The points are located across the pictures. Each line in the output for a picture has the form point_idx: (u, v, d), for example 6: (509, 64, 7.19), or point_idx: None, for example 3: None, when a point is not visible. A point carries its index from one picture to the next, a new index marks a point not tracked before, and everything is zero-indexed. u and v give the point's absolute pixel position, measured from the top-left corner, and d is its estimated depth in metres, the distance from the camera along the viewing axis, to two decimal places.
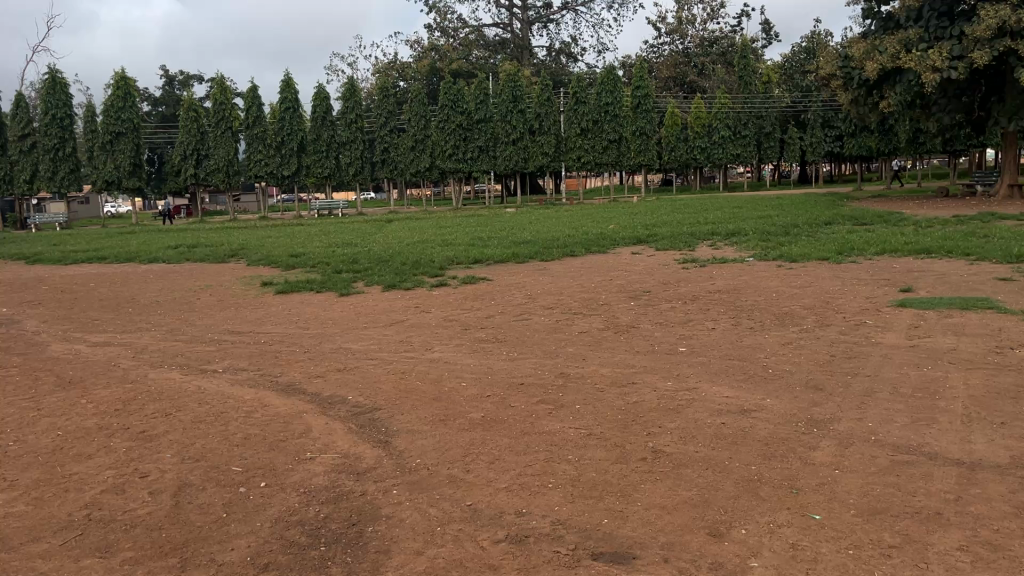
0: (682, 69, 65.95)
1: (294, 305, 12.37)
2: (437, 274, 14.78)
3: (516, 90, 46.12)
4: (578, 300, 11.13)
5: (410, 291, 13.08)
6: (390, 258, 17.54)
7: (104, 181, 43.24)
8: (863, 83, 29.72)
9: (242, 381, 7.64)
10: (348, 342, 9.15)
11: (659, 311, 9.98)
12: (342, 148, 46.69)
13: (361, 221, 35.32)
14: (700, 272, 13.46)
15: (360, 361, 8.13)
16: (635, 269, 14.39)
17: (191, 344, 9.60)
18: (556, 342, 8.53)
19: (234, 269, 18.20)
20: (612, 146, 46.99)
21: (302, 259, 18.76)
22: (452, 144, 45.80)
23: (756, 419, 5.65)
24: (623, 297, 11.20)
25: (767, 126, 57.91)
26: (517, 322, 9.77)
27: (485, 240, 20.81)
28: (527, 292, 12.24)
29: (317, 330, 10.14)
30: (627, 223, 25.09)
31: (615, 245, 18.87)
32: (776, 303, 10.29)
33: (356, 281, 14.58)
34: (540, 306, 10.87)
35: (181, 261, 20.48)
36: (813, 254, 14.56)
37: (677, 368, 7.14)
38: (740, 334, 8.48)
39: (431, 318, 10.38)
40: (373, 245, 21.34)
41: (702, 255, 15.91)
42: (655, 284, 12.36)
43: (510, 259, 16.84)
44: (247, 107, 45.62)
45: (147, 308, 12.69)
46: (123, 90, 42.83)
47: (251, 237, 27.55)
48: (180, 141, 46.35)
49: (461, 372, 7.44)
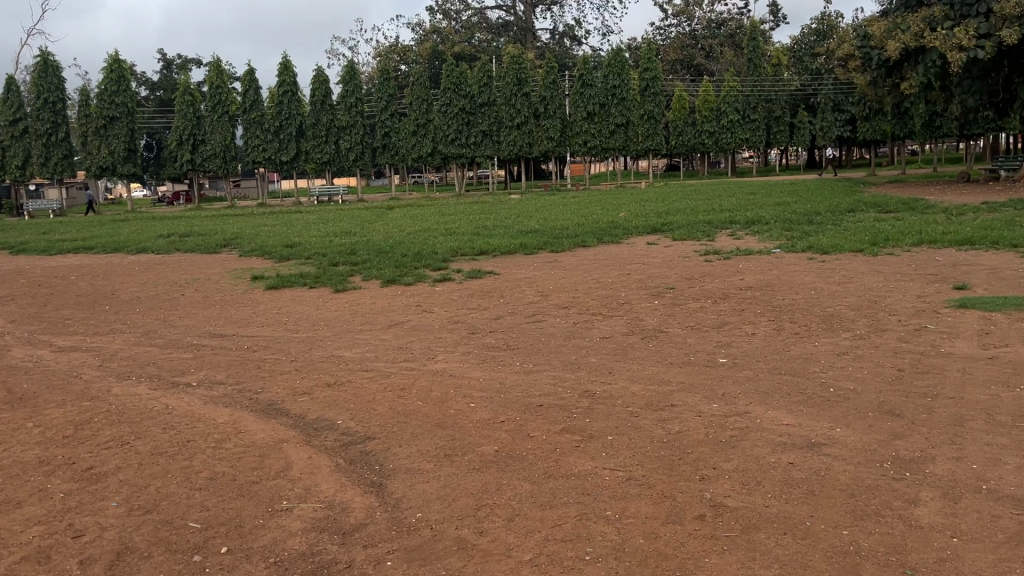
0: (689, 51, 64.67)
1: (285, 302, 11.37)
2: (440, 267, 13.76)
3: (521, 72, 44.99)
4: (597, 299, 10.10)
5: (410, 286, 12.07)
6: (390, 249, 16.53)
7: (98, 167, 42.19)
8: (881, 64, 28.48)
9: (217, 399, 6.61)
10: (342, 349, 8.15)
11: (688, 312, 8.96)
12: (342, 133, 45.19)
13: (362, 208, 34.44)
14: (725, 266, 12.43)
15: (354, 373, 7.12)
16: (653, 262, 13.38)
17: (167, 350, 8.58)
18: (575, 350, 7.50)
19: (224, 260, 17.20)
20: (619, 130, 45.56)
21: (296, 250, 17.74)
22: (454, 129, 44.60)
23: (830, 458, 4.63)
24: (645, 295, 10.18)
25: (777, 110, 57.07)
26: (530, 324, 8.77)
27: (490, 228, 19.84)
28: (538, 288, 11.24)
29: (307, 333, 9.11)
30: (638, 210, 24.10)
31: (627, 234, 17.85)
32: (816, 302, 9.27)
33: (354, 274, 13.60)
34: (556, 305, 9.86)
35: (171, 251, 19.53)
36: (845, 245, 13.54)
37: (721, 385, 6.16)
38: (786, 341, 7.46)
39: (436, 318, 9.39)
40: (372, 234, 20.35)
41: (725, 245, 14.88)
42: (678, 279, 11.33)
43: (518, 250, 15.81)
44: (243, 92, 44.38)
45: (126, 306, 11.67)
46: (116, 74, 41.71)
47: (246, 225, 26.68)
48: (176, 126, 45.16)
49: (470, 387, 6.43)
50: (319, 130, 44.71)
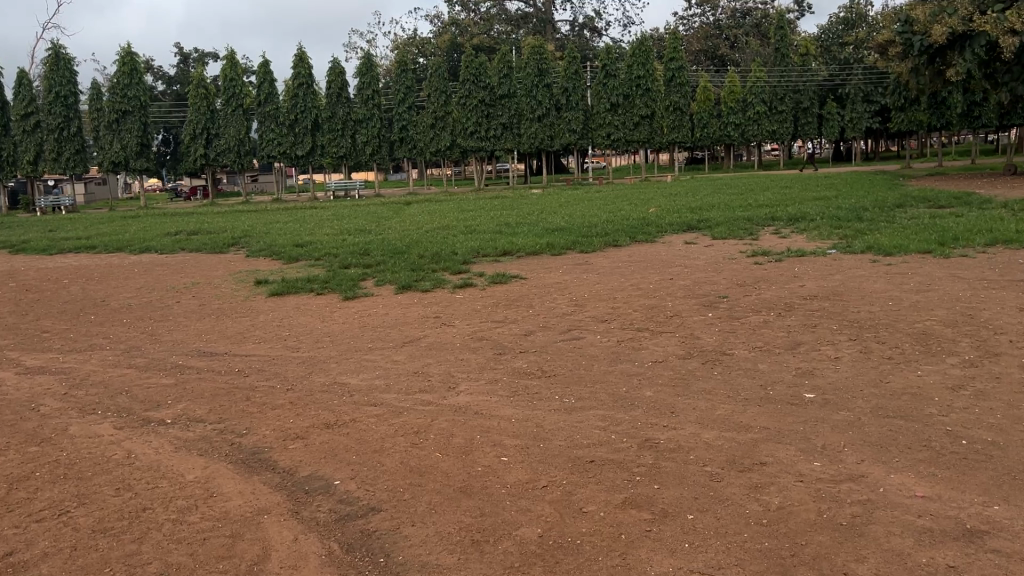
0: (713, 42, 62.97)
1: (288, 311, 10.18)
2: (461, 270, 12.54)
3: (542, 62, 43.53)
4: (642, 311, 8.83)
5: (428, 292, 10.88)
6: (406, 249, 15.34)
7: (111, 162, 41.28)
8: (923, 51, 27.17)
9: (191, 443, 5.42)
10: (347, 374, 6.94)
11: (751, 329, 7.68)
12: (359, 126, 43.94)
13: (379, 203, 33.51)
14: (779, 271, 11.12)
15: (358, 410, 5.87)
16: (696, 265, 12.10)
17: (144, 374, 7.39)
18: (625, 379, 6.23)
19: (229, 261, 16.07)
20: (644, 122, 44.25)
21: (307, 250, 16.63)
22: (474, 121, 43.38)
23: (1001, 559, 3.38)
24: (697, 307, 8.90)
25: (805, 101, 55.24)
26: (567, 343, 7.53)
27: (513, 226, 18.62)
28: (572, 296, 9.98)
29: (309, 352, 7.90)
30: (668, 206, 22.81)
31: (662, 232, 16.59)
32: (900, 316, 7.95)
33: (366, 278, 12.40)
34: (594, 317, 8.61)
35: (175, 251, 18.44)
36: (910, 246, 12.18)
37: (816, 433, 4.90)
38: (882, 369, 6.15)
39: (459, 334, 8.18)
40: (387, 232, 19.19)
41: (773, 246, 13.57)
42: (729, 286, 10.05)
43: (545, 250, 14.57)
44: (258, 84, 43.51)
45: (114, 315, 10.50)
46: (128, 67, 40.76)
47: (258, 222, 25.60)
48: (189, 120, 44.13)
49: (501, 432, 5.19)
50: (334, 124, 43.61)
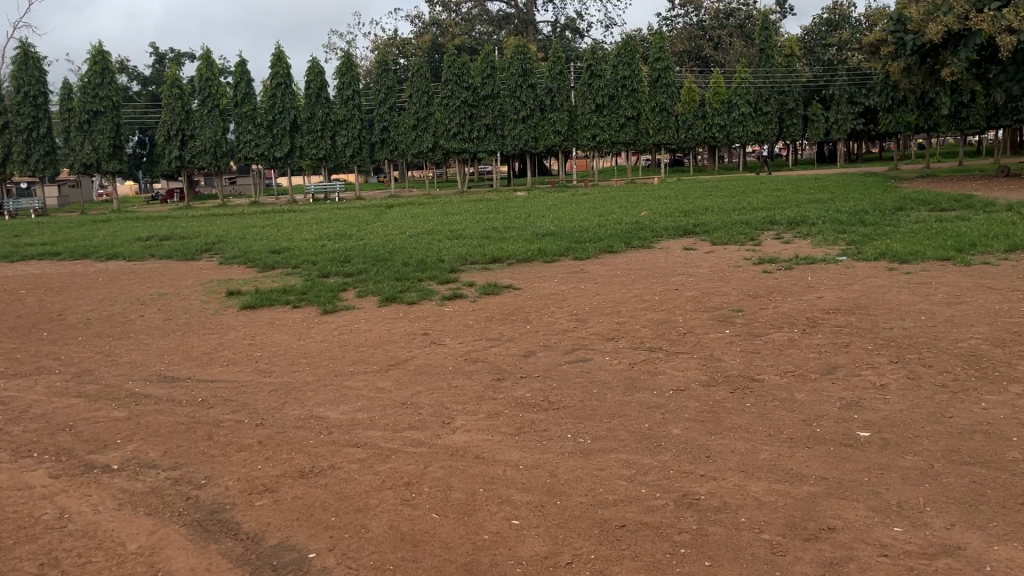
0: (696, 42, 62.55)
1: (260, 327, 9.28)
2: (448, 279, 11.70)
3: (526, 62, 42.87)
4: (651, 327, 8.04)
5: (414, 305, 10.04)
6: (390, 255, 14.51)
7: (81, 164, 40.04)
8: (916, 50, 26.73)
9: (137, 498, 4.54)
10: (325, 406, 6.10)
11: (778, 350, 6.89)
12: (338, 127, 43.21)
13: (360, 206, 32.62)
14: (791, 280, 10.37)
15: (338, 453, 5.03)
16: (700, 274, 11.35)
17: (92, 404, 6.48)
18: (647, 414, 5.43)
19: (200, 270, 15.12)
20: (630, 123, 43.51)
21: (284, 257, 15.72)
22: (456, 122, 42.45)
23: None
24: (712, 322, 8.12)
25: (790, 102, 54.91)
26: (575, 367, 6.71)
27: (500, 231, 17.80)
28: (571, 309, 9.17)
29: (282, 377, 7.02)
30: (660, 209, 22.08)
31: (657, 236, 15.84)
32: (939, 333, 7.20)
33: (348, 289, 11.55)
34: (600, 334, 7.80)
35: (143, 258, 17.47)
36: (926, 252, 11.48)
37: (884, 486, 4.13)
38: (939, 400, 5.38)
39: (452, 355, 7.35)
40: (369, 237, 18.32)
41: (779, 252, 12.84)
42: (743, 298, 9.28)
43: (536, 257, 13.78)
44: (234, 84, 42.42)
45: (68, 333, 9.56)
46: (100, 65, 39.46)
47: (233, 227, 24.65)
48: (163, 121, 42.79)
49: (508, 485, 4.38)
50: (314, 125, 42.68)
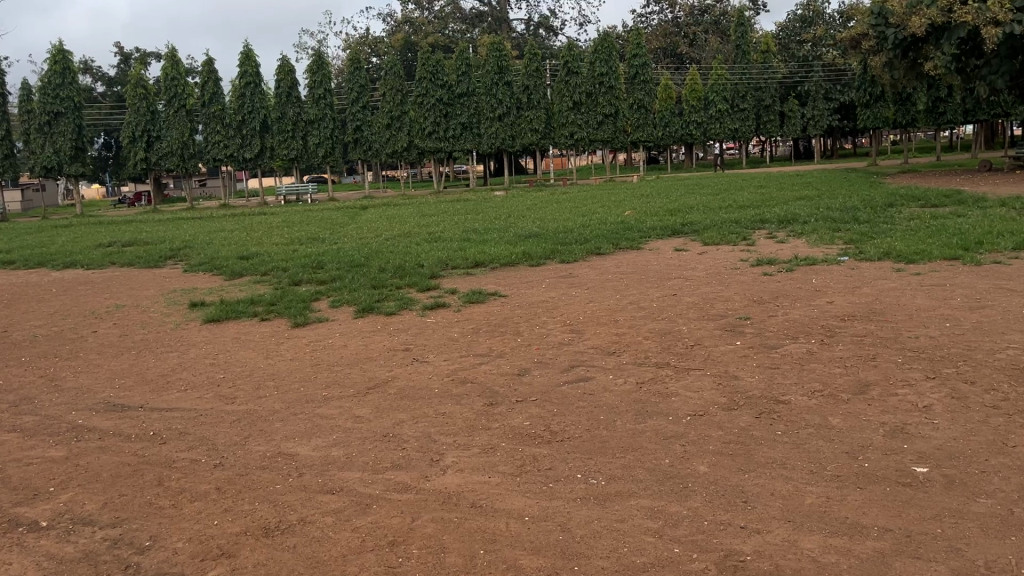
0: (672, 39, 62.18)
1: (226, 343, 8.51)
2: (428, 286, 10.96)
3: (502, 59, 42.07)
4: (654, 339, 7.36)
5: (394, 315, 9.32)
6: (367, 260, 13.75)
7: (43, 167, 38.78)
8: (898, 44, 26.41)
9: (67, 568, 3.78)
10: (295, 440, 5.36)
11: (799, 366, 6.23)
12: (311, 127, 42.03)
13: (334, 208, 31.78)
14: (794, 283, 9.76)
15: (310, 504, 4.29)
16: (696, 277, 10.71)
17: (28, 441, 5.68)
18: (666, 447, 4.75)
19: (163, 278, 14.26)
20: (608, 120, 42.87)
21: (253, 263, 14.90)
22: (432, 120, 41.65)
23: None
24: (719, 332, 7.48)
25: (767, 98, 54.64)
26: (577, 389, 6.01)
27: (481, 232, 17.09)
28: (564, 319, 8.49)
29: (247, 404, 6.27)
30: (644, 207, 21.47)
31: (644, 237, 15.21)
32: (972, 341, 6.59)
33: (321, 298, 10.77)
34: (598, 349, 7.12)
35: (103, 265, 16.55)
36: (932, 251, 10.89)
37: (964, 541, 3.47)
38: (995, 424, 4.74)
39: (437, 375, 6.63)
40: (343, 240, 17.53)
41: (775, 252, 12.26)
42: (747, 305, 8.65)
43: (521, 260, 13.09)
44: (202, 84, 41.23)
45: (13, 351, 8.71)
46: (61, 65, 38.13)
47: (201, 231, 23.74)
48: (128, 122, 41.78)
49: (514, 545, 3.67)
50: (285, 125, 41.67)
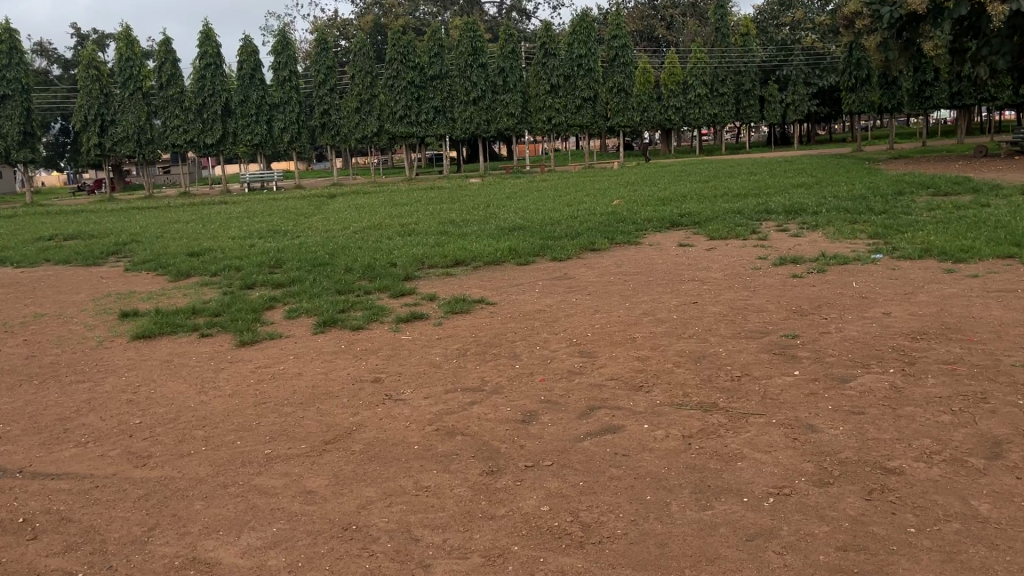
0: (650, 22, 60.69)
1: (153, 369, 6.89)
2: (403, 291, 9.42)
3: (476, 40, 40.22)
4: (688, 367, 5.88)
5: (362, 330, 7.77)
6: (332, 258, 12.15)
7: None
8: (894, 23, 25.15)
9: None
10: (218, 536, 3.78)
11: (893, 412, 4.75)
12: (275, 110, 40.26)
13: (299, 196, 29.92)
14: (833, 288, 8.32)
15: None
16: (713, 279, 9.27)
17: None
18: (758, 559, 3.25)
19: (97, 279, 12.47)
20: (587, 104, 41.37)
21: (201, 260, 13.18)
22: (403, 104, 39.90)
23: None
24: (769, 358, 6.02)
25: (747, 82, 53.40)
26: (603, 446, 4.51)
27: (459, 225, 15.53)
28: (571, 337, 6.99)
29: (164, 467, 4.68)
30: (632, 196, 20.00)
31: (640, 230, 13.77)
32: None
33: (277, 306, 9.17)
34: (621, 382, 5.62)
35: (36, 262, 14.74)
36: (980, 248, 9.55)
37: None
38: None
39: (417, 422, 5.10)
40: (307, 234, 15.86)
41: (796, 249, 10.87)
42: (789, 318, 7.20)
43: (507, 257, 11.59)
44: (159, 65, 38.88)
45: None
46: (7, 44, 35.77)
47: (154, 221, 21.95)
48: (79, 105, 39.28)
49: None
50: (248, 109, 39.87)
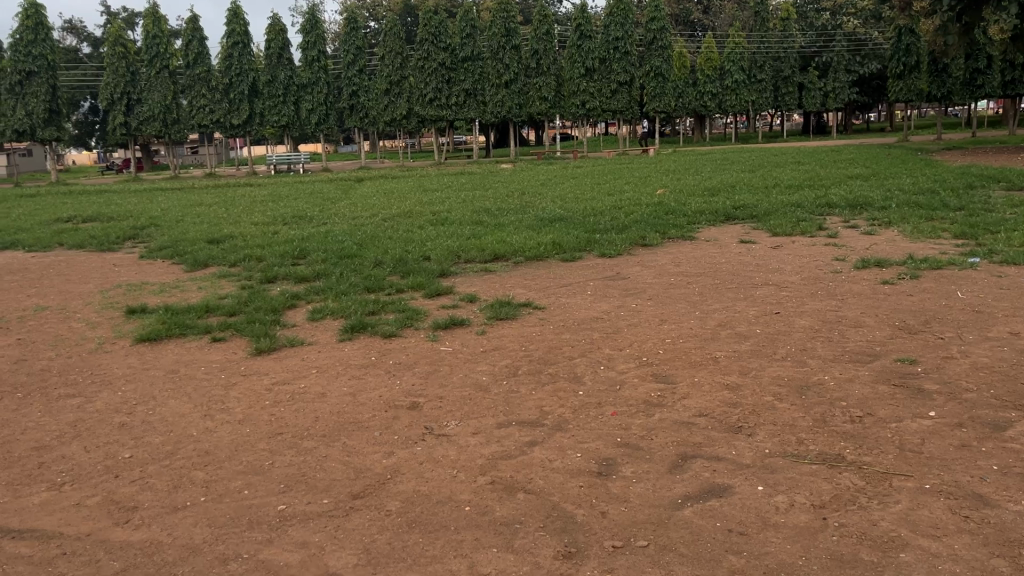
0: (686, 5, 59.13)
1: (155, 382, 5.95)
2: (438, 290, 8.44)
3: (510, 21, 38.75)
4: (792, 403, 4.83)
5: (394, 338, 6.79)
6: (361, 249, 11.18)
7: (14, 130, 35.87)
8: (955, 6, 23.71)
9: None
10: None
11: None
12: (303, 91, 39.30)
13: (323, 179, 29.06)
14: (936, 298, 7.21)
15: None
16: (791, 284, 8.18)
17: None
18: None
19: (107, 268, 11.61)
20: (622, 89, 40.08)
21: (220, 249, 12.26)
22: (433, 86, 38.94)
23: None
24: (891, 391, 4.95)
25: (787, 69, 51.43)
26: (710, 519, 3.49)
27: (495, 214, 14.53)
28: (641, 355, 5.95)
29: (150, 529, 3.72)
30: (677, 185, 18.83)
31: (693, 223, 12.70)
32: None
33: (299, 305, 8.22)
34: (716, 423, 4.58)
35: (49, 246, 13.95)
36: None
37: None
38: None
39: (466, 471, 4.10)
40: (333, 220, 14.93)
41: (875, 249, 9.73)
42: (897, 337, 6.10)
43: (551, 252, 10.58)
44: (186, 43, 38.10)
45: None
46: (32, 19, 35.11)
47: (175, 204, 21.15)
48: (104, 83, 38.56)
49: None
50: (275, 89, 38.98)
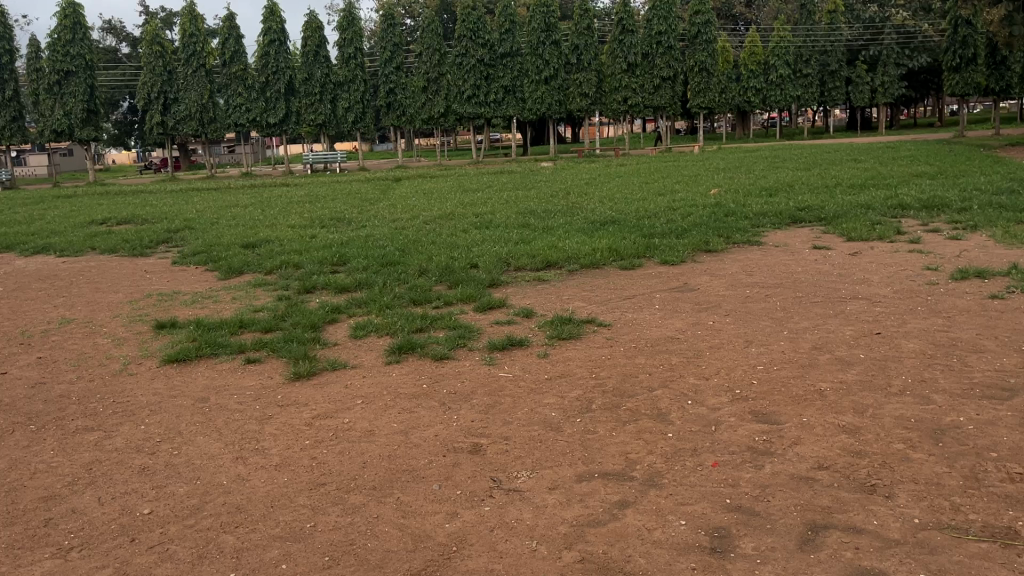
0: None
1: (182, 413, 5.30)
2: (491, 303, 7.75)
3: (550, 16, 37.92)
4: (931, 454, 4.02)
5: (447, 360, 6.08)
6: (404, 255, 10.53)
7: (53, 131, 35.92)
8: None
9: None
10: None
11: None
12: (339, 89, 38.62)
13: (361, 179, 28.53)
14: None
15: None
16: (885, 297, 7.33)
17: None
18: None
19: (138, 274, 11.06)
20: (665, 84, 39.01)
21: (254, 254, 11.67)
22: (472, 83, 38.28)
23: None
24: None
25: (834, 62, 49.58)
26: None
27: (542, 217, 13.82)
28: (733, 385, 5.17)
29: None
30: (730, 184, 17.93)
31: (756, 226, 11.85)
32: None
33: (340, 319, 7.56)
34: (845, 481, 3.79)
35: (81, 251, 13.50)
36: None
37: None
38: None
39: (549, 544, 3.37)
40: (372, 223, 14.31)
41: (970, 257, 8.83)
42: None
43: (607, 258, 9.83)
44: (223, 41, 37.86)
45: None
46: (71, 19, 35.13)
47: (211, 205, 20.72)
48: (143, 83, 38.60)
49: None
50: (312, 88, 38.54)
